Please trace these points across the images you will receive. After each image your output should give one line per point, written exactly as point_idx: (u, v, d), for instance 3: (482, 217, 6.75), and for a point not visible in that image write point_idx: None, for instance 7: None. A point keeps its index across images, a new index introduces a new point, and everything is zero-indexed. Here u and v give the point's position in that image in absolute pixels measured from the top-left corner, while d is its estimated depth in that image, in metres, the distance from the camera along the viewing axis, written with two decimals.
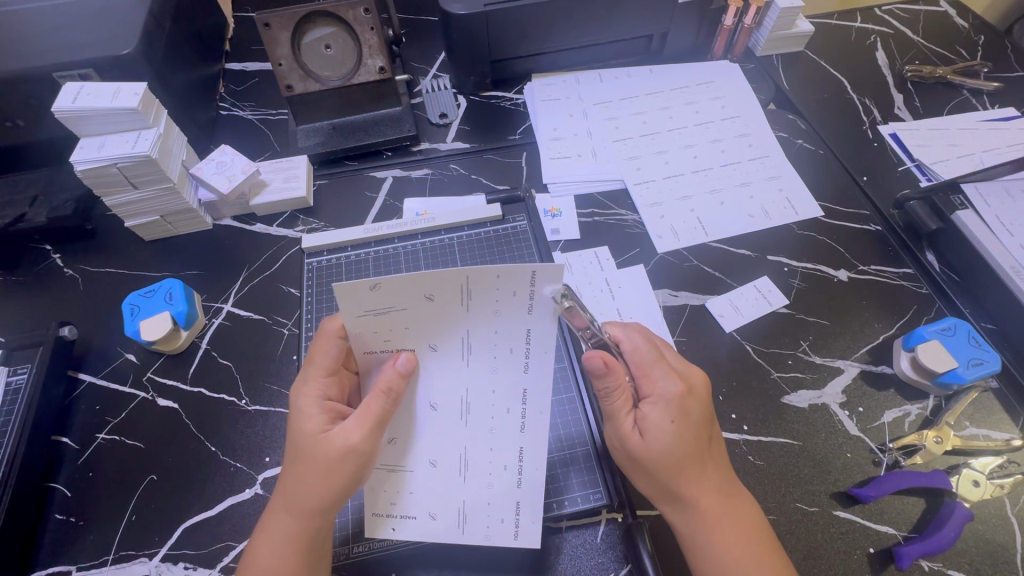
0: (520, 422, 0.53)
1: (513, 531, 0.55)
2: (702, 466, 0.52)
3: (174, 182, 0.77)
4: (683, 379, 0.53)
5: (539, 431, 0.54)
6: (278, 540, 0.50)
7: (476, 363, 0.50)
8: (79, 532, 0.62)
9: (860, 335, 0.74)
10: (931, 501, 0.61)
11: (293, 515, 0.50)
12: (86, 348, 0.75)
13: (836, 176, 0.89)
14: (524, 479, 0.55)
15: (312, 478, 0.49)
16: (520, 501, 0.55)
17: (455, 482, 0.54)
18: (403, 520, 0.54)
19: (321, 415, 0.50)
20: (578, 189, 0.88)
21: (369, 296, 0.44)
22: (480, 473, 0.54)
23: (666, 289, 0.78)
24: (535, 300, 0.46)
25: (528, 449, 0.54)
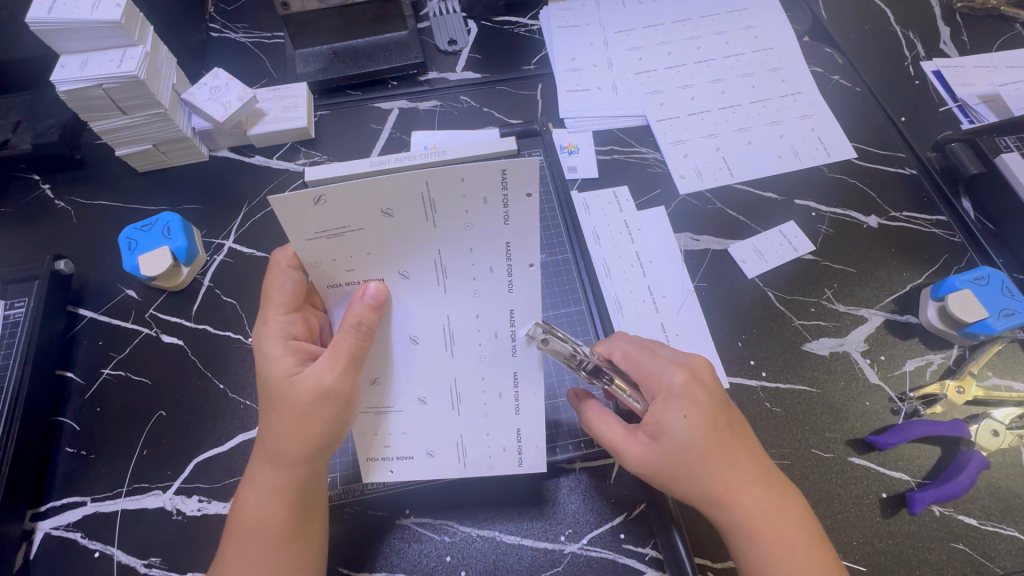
0: (510, 345, 0.50)
1: (516, 458, 0.56)
2: (730, 460, 0.49)
3: (166, 107, 0.72)
4: (685, 366, 0.51)
5: (530, 358, 0.51)
6: (262, 492, 0.49)
7: (454, 286, 0.47)
8: (90, 465, 0.62)
9: (887, 283, 0.71)
10: (948, 449, 0.61)
11: (276, 467, 0.48)
12: (84, 283, 0.72)
13: (872, 115, 0.84)
14: (522, 406, 0.54)
15: (289, 425, 0.47)
16: (520, 428, 0.54)
17: (449, 417, 0.53)
18: (398, 462, 0.55)
19: (290, 356, 0.49)
20: (596, 124, 0.83)
21: (318, 213, 0.41)
22: (474, 406, 0.53)
23: (687, 233, 0.74)
24: (508, 208, 0.42)
25: (523, 373, 0.52)
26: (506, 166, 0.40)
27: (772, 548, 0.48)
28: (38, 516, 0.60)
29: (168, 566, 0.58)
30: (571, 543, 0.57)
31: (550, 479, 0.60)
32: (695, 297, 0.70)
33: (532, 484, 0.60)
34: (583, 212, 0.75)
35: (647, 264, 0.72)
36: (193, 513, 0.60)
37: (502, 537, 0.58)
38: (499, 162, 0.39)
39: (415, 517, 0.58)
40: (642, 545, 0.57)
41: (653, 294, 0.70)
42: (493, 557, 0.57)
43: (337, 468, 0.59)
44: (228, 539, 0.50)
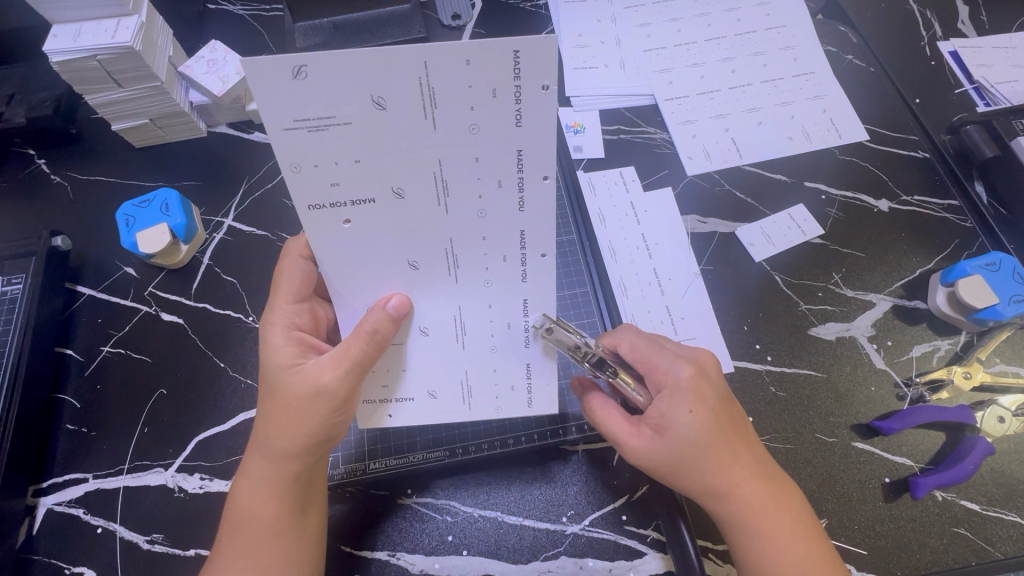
0: (520, 269, 0.46)
1: (525, 399, 0.53)
2: (733, 454, 0.49)
3: (162, 81, 0.70)
4: (692, 362, 0.50)
5: (541, 277, 0.46)
6: (257, 482, 0.49)
7: (456, 204, 0.42)
8: (92, 442, 0.62)
9: (896, 268, 0.70)
10: (952, 435, 0.61)
11: (270, 460, 0.49)
12: (81, 259, 0.72)
13: (886, 97, 0.82)
14: (532, 339, 0.50)
15: (285, 417, 0.48)
16: (530, 364, 0.51)
17: (453, 353, 0.50)
18: (399, 405, 0.52)
19: (292, 347, 0.50)
20: (603, 102, 0.81)
21: (297, 92, 0.37)
22: (479, 340, 0.49)
23: (694, 215, 0.73)
24: (521, 103, 0.38)
25: (533, 301, 0.48)
26: (520, 45, 0.35)
27: (771, 544, 0.48)
28: (39, 492, 0.60)
29: (171, 542, 0.58)
30: (573, 524, 0.57)
31: (552, 460, 0.60)
32: (702, 280, 0.69)
33: (534, 464, 0.60)
34: (589, 192, 0.74)
35: (653, 247, 0.71)
36: (195, 490, 0.60)
37: (503, 517, 0.58)
38: (514, 41, 0.35)
39: (416, 497, 0.58)
40: (644, 527, 0.57)
41: (659, 277, 0.69)
42: (495, 537, 0.57)
43: (338, 448, 0.59)
44: (228, 529, 0.49)
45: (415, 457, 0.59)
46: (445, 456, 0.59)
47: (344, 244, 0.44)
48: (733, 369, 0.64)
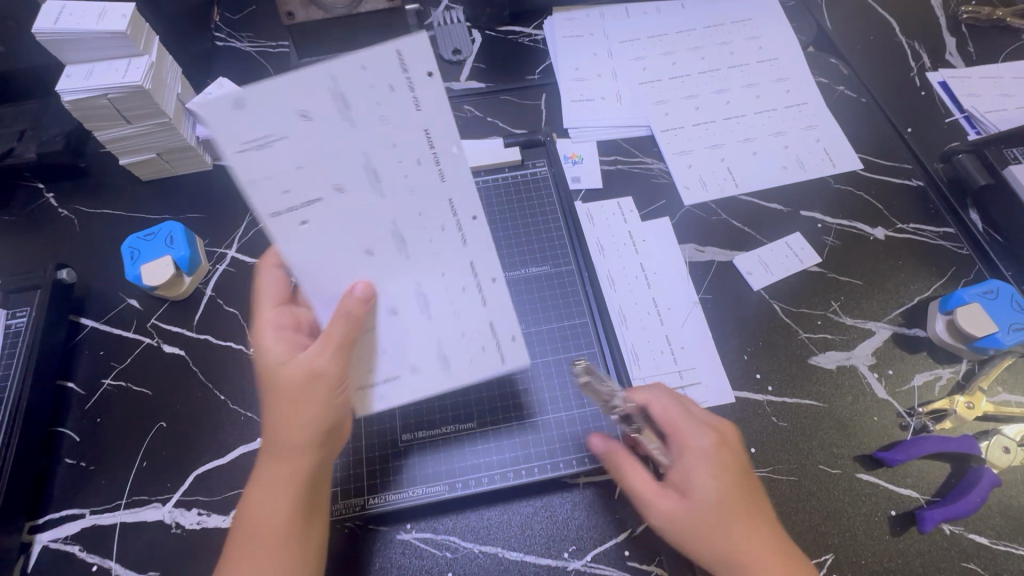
0: (459, 233, 0.47)
1: (495, 355, 0.51)
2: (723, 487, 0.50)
3: (170, 117, 0.72)
4: (715, 431, 0.53)
5: (482, 240, 0.48)
6: (265, 488, 0.48)
7: (392, 190, 0.43)
8: (89, 476, 0.62)
9: (895, 296, 0.70)
10: (958, 467, 0.60)
11: (274, 458, 0.48)
12: (86, 292, 0.72)
13: (878, 127, 0.83)
14: (492, 306, 0.51)
15: (284, 412, 0.48)
16: (493, 322, 0.51)
17: (426, 326, 0.50)
18: (385, 386, 0.50)
19: (281, 346, 0.50)
20: (599, 134, 0.83)
21: (232, 120, 0.38)
22: (444, 311, 0.50)
23: (692, 244, 0.74)
24: (415, 90, 0.40)
25: (479, 262, 0.49)
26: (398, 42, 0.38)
27: None
28: (35, 529, 0.59)
29: None
30: (575, 560, 0.56)
31: (551, 493, 0.59)
32: (701, 310, 0.69)
33: (535, 499, 0.59)
34: (587, 222, 0.75)
35: (651, 276, 0.71)
36: (193, 526, 0.59)
37: (504, 553, 0.57)
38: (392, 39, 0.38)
39: (415, 531, 0.57)
40: (647, 563, 0.56)
41: (658, 307, 0.69)
42: (496, 574, 0.56)
43: (336, 482, 0.58)
44: (232, 547, 0.48)
45: (413, 490, 0.58)
46: (445, 489, 0.58)
47: (307, 252, 0.44)
48: (734, 400, 0.64)
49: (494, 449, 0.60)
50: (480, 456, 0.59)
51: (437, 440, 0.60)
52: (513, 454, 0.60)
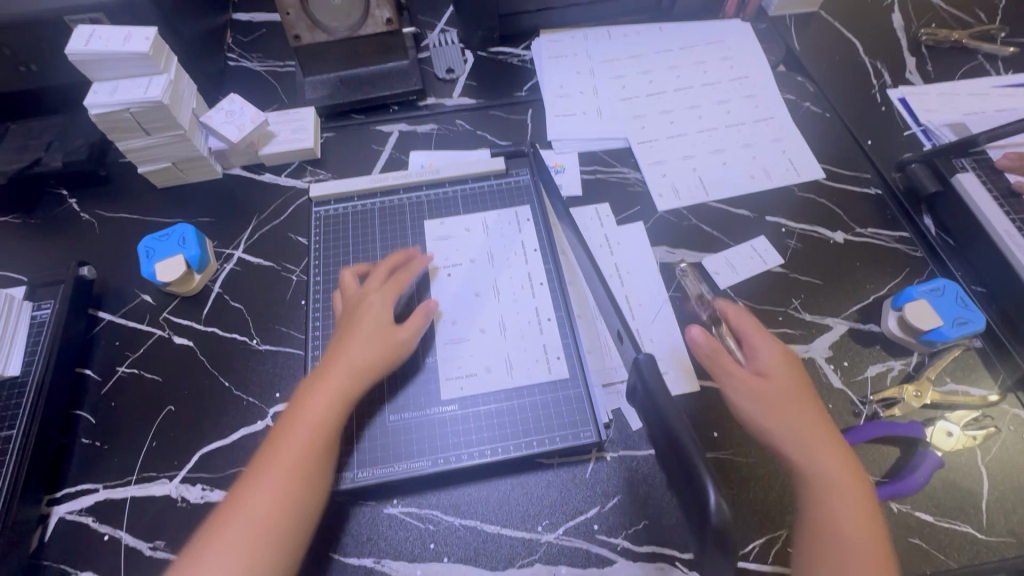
0: (533, 285, 0.74)
1: (546, 367, 0.68)
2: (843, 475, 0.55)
3: (185, 129, 0.79)
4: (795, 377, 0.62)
5: (546, 295, 0.73)
6: (301, 416, 0.59)
7: None
8: (103, 455, 0.67)
9: (853, 295, 0.75)
10: (907, 450, 0.64)
11: (321, 385, 0.61)
12: (104, 288, 0.79)
13: (840, 139, 0.90)
14: (546, 328, 0.70)
15: (342, 357, 0.63)
16: (546, 345, 0.69)
17: (499, 341, 0.70)
18: (464, 379, 0.67)
19: (348, 304, 0.69)
20: (580, 146, 0.89)
21: None
22: (516, 332, 0.70)
23: (664, 246, 0.80)
24: None
25: (544, 309, 0.72)
26: None
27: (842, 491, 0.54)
28: (53, 502, 0.64)
29: (171, 549, 0.62)
30: (548, 532, 0.61)
31: (526, 472, 0.64)
32: (670, 307, 0.75)
33: (512, 475, 0.64)
34: None
35: (624, 274, 0.77)
36: (197, 500, 0.64)
37: (482, 525, 0.61)
38: None
39: (401, 505, 0.62)
40: (615, 535, 0.61)
41: (630, 303, 0.75)
42: (474, 545, 0.60)
43: None
44: (256, 462, 0.57)
45: (399, 466, 0.63)
46: (427, 466, 0.63)
47: None
48: (699, 389, 0.69)
49: (473, 428, 0.65)
50: (461, 434, 0.64)
51: (422, 419, 0.65)
52: (491, 434, 0.65)
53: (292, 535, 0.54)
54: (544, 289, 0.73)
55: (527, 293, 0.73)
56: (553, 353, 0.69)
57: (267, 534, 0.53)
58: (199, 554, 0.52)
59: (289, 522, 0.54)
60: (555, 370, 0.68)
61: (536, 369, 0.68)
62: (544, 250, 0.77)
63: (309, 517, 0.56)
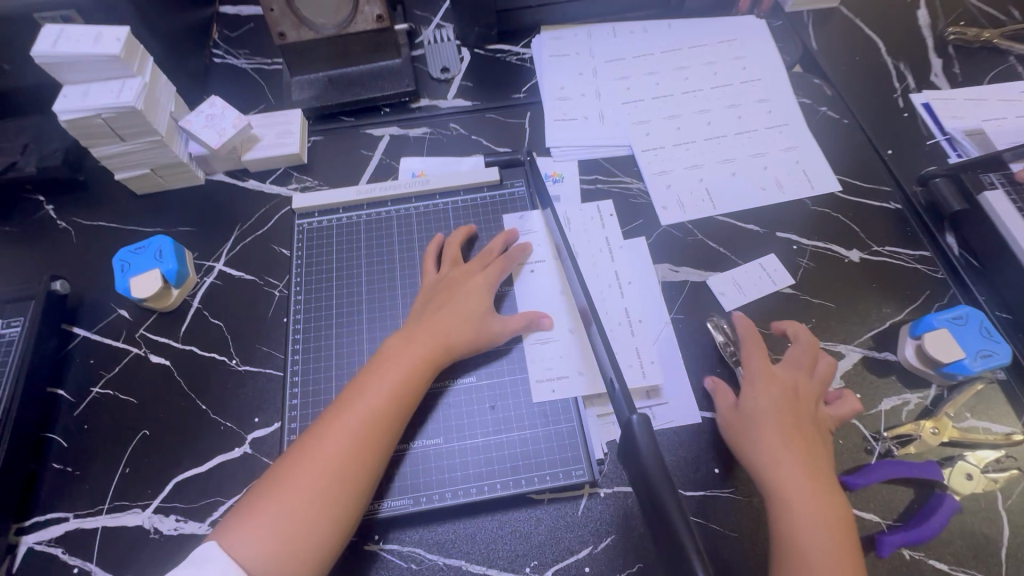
0: (551, 292, 0.69)
1: (579, 378, 0.63)
2: (819, 521, 0.54)
3: (162, 135, 0.75)
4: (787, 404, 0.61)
5: (558, 305, 0.68)
6: (379, 384, 0.57)
7: None
8: (74, 481, 0.64)
9: (867, 319, 0.71)
10: (921, 491, 0.60)
11: (400, 355, 0.59)
12: (80, 302, 0.75)
13: (859, 148, 0.84)
14: (575, 335, 0.66)
15: (429, 329, 0.61)
16: (580, 355, 0.64)
17: (553, 346, 0.65)
18: (544, 383, 0.63)
19: (439, 275, 0.68)
20: (580, 153, 0.84)
21: None
22: (555, 340, 0.65)
23: (666, 264, 0.75)
24: None
25: (570, 316, 0.67)
26: None
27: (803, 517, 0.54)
28: (22, 531, 0.62)
29: None
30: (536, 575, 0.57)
31: (515, 509, 0.60)
32: (672, 328, 0.70)
33: (498, 513, 0.60)
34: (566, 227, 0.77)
35: (626, 284, 0.72)
36: (170, 532, 0.61)
37: (468, 566, 0.57)
38: None
39: (383, 543, 0.58)
40: None
41: (631, 317, 0.70)
42: None
43: None
44: (324, 419, 0.56)
45: (379, 503, 0.59)
46: (410, 504, 0.58)
47: None
48: (700, 421, 0.65)
49: (458, 464, 0.60)
50: (445, 470, 0.60)
51: (402, 453, 0.60)
52: (481, 468, 0.60)
53: (354, 489, 0.53)
54: (558, 299, 0.68)
55: (548, 301, 0.68)
56: (573, 368, 0.64)
57: (330, 483, 0.52)
58: (263, 494, 0.52)
59: (354, 477, 0.53)
60: (580, 386, 0.63)
61: (566, 384, 0.63)
62: (553, 258, 0.71)
63: (373, 476, 0.54)
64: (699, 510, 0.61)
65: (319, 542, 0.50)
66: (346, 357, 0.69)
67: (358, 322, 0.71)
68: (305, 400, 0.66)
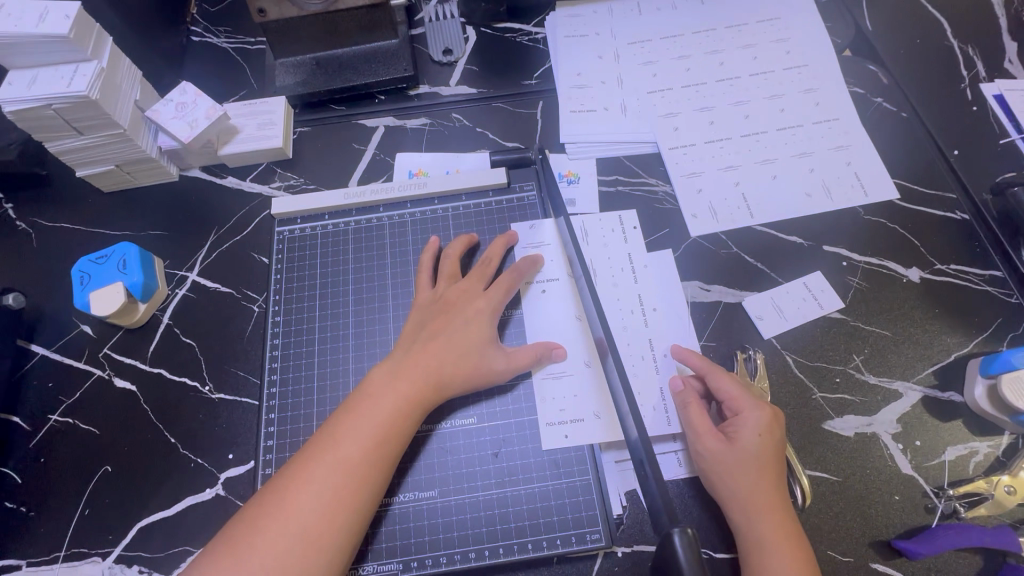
0: (567, 315, 0.60)
1: (594, 420, 0.55)
2: (795, 573, 0.47)
3: (124, 128, 0.66)
4: (763, 433, 0.52)
5: (574, 331, 0.59)
6: (363, 426, 0.48)
7: None
8: (28, 523, 0.57)
9: (928, 351, 0.62)
10: (990, 560, 0.52)
11: (388, 391, 0.50)
12: (38, 316, 0.68)
13: (919, 147, 0.73)
14: (591, 368, 0.57)
15: (420, 362, 0.52)
16: (597, 394, 0.56)
17: (561, 384, 0.57)
18: (549, 428, 0.55)
19: (435, 293, 0.59)
20: (599, 150, 0.74)
21: None
22: (567, 376, 0.57)
23: (696, 282, 0.66)
24: None
25: (587, 347, 0.59)
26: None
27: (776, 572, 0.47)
28: None
29: None
30: None
31: (520, 572, 0.52)
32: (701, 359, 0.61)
33: None
34: (582, 240, 0.68)
35: (649, 309, 0.63)
36: None
37: None
38: None
39: None
40: None
41: (655, 347, 0.61)
42: None
43: None
44: (296, 461, 0.48)
45: (362, 565, 0.51)
46: (398, 568, 0.51)
47: None
48: None
49: (455, 523, 0.52)
50: (441, 530, 0.52)
51: (393, 509, 0.53)
52: (480, 526, 0.52)
53: (325, 556, 0.44)
54: (574, 325, 0.60)
55: (563, 328, 0.60)
56: (590, 409, 0.56)
57: (296, 549, 0.43)
58: (216, 560, 0.43)
59: (325, 542, 0.44)
60: (595, 432, 0.55)
61: (579, 428, 0.55)
62: (568, 274, 0.62)
63: (350, 542, 0.45)
64: None
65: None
66: (331, 386, 0.61)
67: (345, 346, 0.63)
68: (284, 436, 0.59)
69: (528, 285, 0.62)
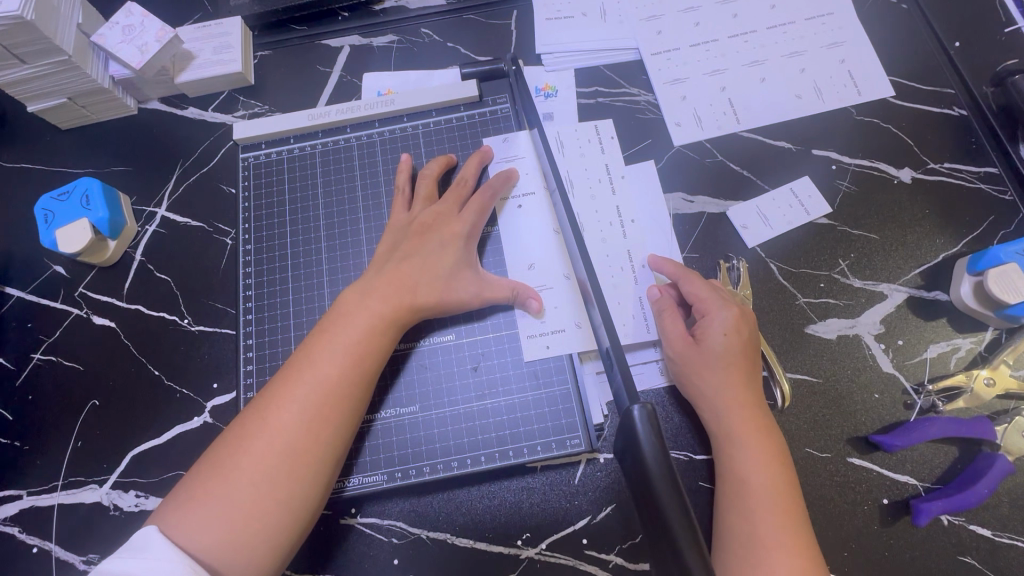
0: (543, 230, 0.59)
1: (572, 331, 0.55)
2: (764, 462, 0.48)
3: (70, 55, 0.62)
4: (733, 332, 0.51)
5: (552, 247, 0.58)
6: (332, 343, 0.48)
7: None
8: (24, 457, 0.59)
9: (916, 252, 0.60)
10: (966, 450, 0.53)
11: (356, 309, 0.50)
12: (9, 259, 0.66)
13: (919, 41, 0.69)
14: (568, 281, 0.57)
15: (391, 283, 0.51)
16: (574, 306, 0.56)
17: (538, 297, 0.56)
18: (528, 340, 0.55)
19: (409, 215, 0.57)
20: (577, 59, 0.70)
21: None
22: (545, 290, 0.56)
23: (679, 193, 0.63)
24: None
25: (564, 261, 0.57)
26: None
27: (746, 462, 0.48)
28: None
29: None
30: (528, 548, 0.51)
31: (503, 479, 0.53)
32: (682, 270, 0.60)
33: (483, 484, 0.53)
34: (559, 154, 0.65)
35: (628, 222, 0.62)
36: (131, 508, 0.56)
37: (451, 539, 0.52)
38: None
39: (360, 517, 0.52)
40: (605, 552, 0.51)
41: (633, 259, 0.60)
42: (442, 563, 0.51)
43: None
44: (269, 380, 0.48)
45: (347, 480, 0.52)
46: (384, 480, 0.52)
47: None
48: None
49: (437, 435, 0.53)
50: (423, 442, 0.53)
51: (376, 425, 0.53)
52: (461, 438, 0.53)
53: (308, 467, 0.44)
54: (551, 240, 0.58)
55: (540, 243, 0.58)
56: (568, 320, 0.55)
57: (277, 462, 0.44)
58: (197, 478, 0.44)
59: (306, 454, 0.45)
60: (573, 342, 0.54)
61: (558, 339, 0.55)
62: (545, 188, 0.60)
63: (332, 453, 0.46)
64: (707, 475, 0.53)
65: (268, 531, 0.43)
66: (309, 313, 0.60)
67: (320, 273, 0.61)
68: (265, 364, 0.59)
69: (503, 203, 0.60)
